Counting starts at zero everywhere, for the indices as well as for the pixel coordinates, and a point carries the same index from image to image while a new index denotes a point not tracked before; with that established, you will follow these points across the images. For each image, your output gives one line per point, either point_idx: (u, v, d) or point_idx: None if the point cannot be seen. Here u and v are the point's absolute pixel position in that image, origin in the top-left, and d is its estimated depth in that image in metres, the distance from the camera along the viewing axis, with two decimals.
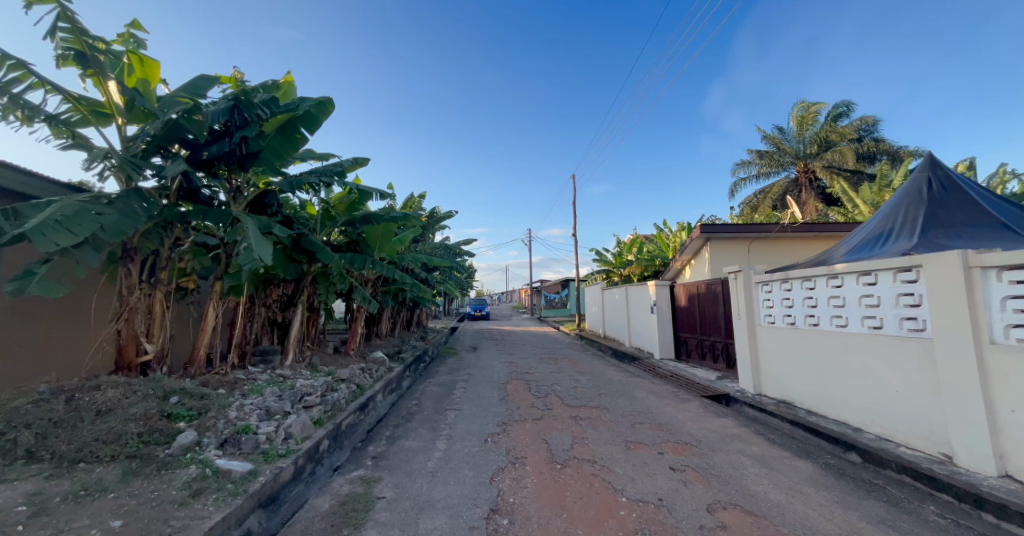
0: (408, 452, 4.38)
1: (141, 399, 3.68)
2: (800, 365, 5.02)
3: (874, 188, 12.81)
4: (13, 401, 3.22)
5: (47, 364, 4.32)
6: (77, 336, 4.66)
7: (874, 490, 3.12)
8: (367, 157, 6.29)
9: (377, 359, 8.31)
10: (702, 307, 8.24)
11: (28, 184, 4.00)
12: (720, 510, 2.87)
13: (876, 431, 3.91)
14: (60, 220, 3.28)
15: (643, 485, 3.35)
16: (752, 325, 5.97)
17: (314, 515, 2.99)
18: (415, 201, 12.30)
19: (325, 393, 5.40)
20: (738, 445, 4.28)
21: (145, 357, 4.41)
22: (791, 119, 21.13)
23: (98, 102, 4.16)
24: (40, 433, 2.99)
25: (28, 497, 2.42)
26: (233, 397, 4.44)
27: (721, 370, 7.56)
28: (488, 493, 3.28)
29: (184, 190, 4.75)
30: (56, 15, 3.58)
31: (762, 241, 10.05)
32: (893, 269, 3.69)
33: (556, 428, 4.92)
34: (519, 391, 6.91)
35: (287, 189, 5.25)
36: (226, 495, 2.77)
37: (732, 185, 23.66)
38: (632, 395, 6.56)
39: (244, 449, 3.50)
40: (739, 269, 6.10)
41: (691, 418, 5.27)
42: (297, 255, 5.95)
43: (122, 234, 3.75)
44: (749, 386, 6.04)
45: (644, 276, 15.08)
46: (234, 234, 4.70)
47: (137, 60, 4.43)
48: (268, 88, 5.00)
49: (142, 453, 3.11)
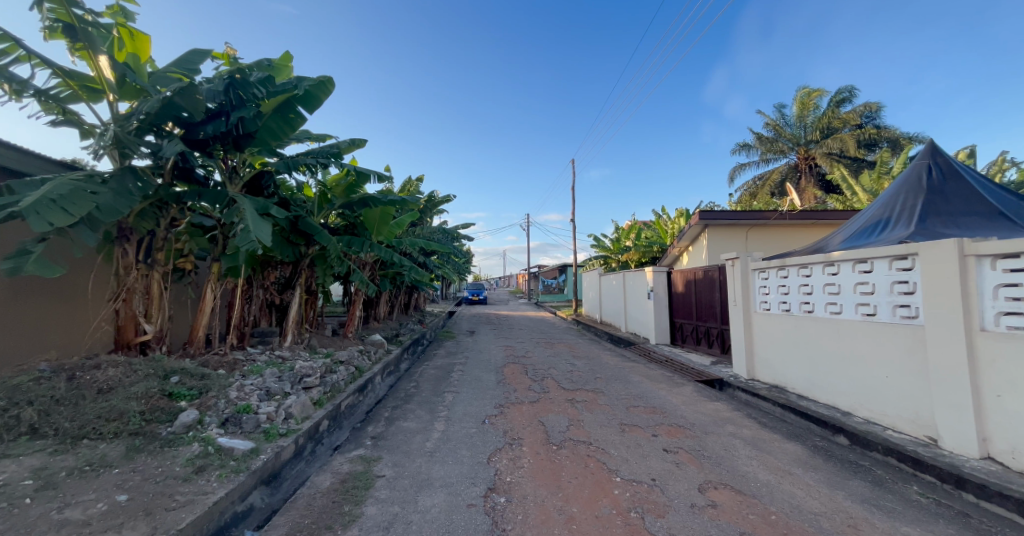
0: (407, 432, 4.45)
1: (143, 378, 3.72)
2: (793, 352, 5.11)
3: (874, 175, 12.83)
4: (15, 379, 3.24)
5: (46, 342, 4.32)
6: (75, 316, 4.64)
7: (860, 471, 3.22)
8: (364, 138, 6.16)
9: (376, 341, 8.38)
10: (698, 294, 8.31)
11: (19, 160, 3.91)
12: (711, 489, 2.97)
13: (864, 415, 4.02)
14: (57, 199, 3.26)
15: (637, 465, 3.44)
16: (748, 311, 6.04)
17: (316, 492, 3.06)
18: (414, 184, 12.20)
19: (324, 374, 5.46)
20: (731, 427, 4.38)
21: (144, 337, 4.42)
22: (793, 105, 20.95)
23: (88, 77, 4.03)
24: (43, 410, 3.02)
25: (33, 471, 2.46)
26: (233, 377, 4.48)
27: (716, 355, 7.69)
28: (486, 472, 3.36)
29: (179, 169, 4.62)
30: None
31: (761, 228, 10.08)
32: (890, 257, 3.72)
33: (552, 411, 5.01)
34: (516, 374, 7.01)
35: (283, 170, 5.17)
36: (229, 471, 2.83)
37: (731, 171, 23.56)
38: (628, 379, 6.69)
39: (246, 428, 3.57)
40: (737, 256, 6.15)
41: (685, 401, 5.38)
42: (294, 237, 5.92)
43: (118, 214, 3.70)
44: (742, 372, 6.16)
45: (641, 262, 15.11)
46: (231, 216, 4.65)
47: (127, 34, 4.32)
48: (264, 65, 4.84)
49: (145, 430, 3.15)
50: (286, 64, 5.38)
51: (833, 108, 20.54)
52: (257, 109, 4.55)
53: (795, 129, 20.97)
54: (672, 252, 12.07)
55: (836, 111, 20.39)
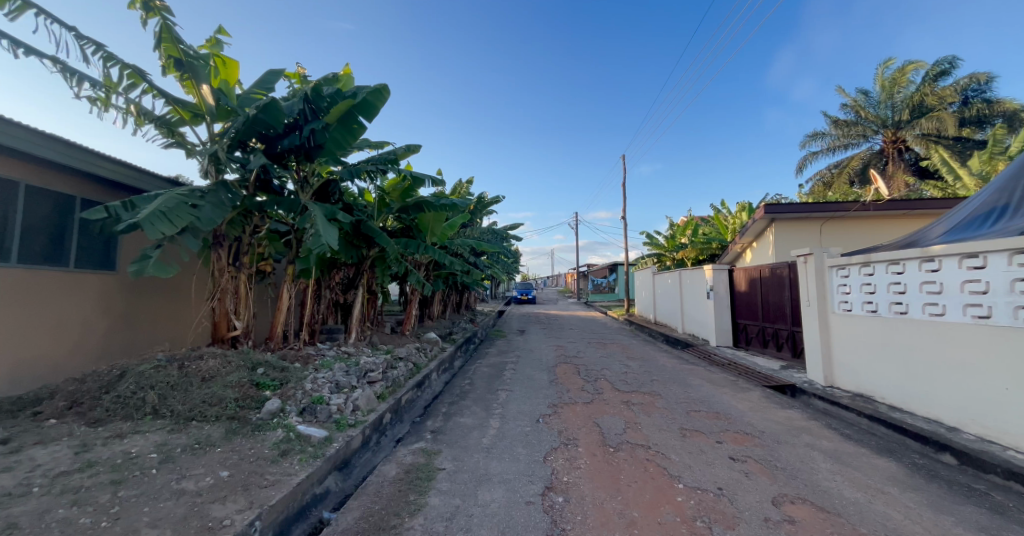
0: (464, 428, 4.59)
1: (236, 368, 4.15)
2: (882, 357, 4.58)
3: (984, 156, 11.03)
4: (140, 366, 3.77)
5: (160, 335, 4.98)
6: (182, 312, 5.31)
7: (973, 495, 2.82)
8: (418, 144, 6.42)
9: (430, 338, 8.70)
10: (765, 293, 7.72)
11: (137, 179, 4.51)
12: (787, 504, 2.75)
13: (976, 432, 3.51)
14: (166, 211, 3.74)
15: (701, 473, 3.28)
16: (825, 312, 5.50)
17: (383, 480, 3.25)
18: (463, 186, 12.55)
19: (386, 369, 5.78)
20: (807, 438, 4.03)
21: (234, 332, 4.97)
22: (876, 82, 18.67)
23: (192, 103, 4.58)
24: (162, 394, 3.51)
25: (156, 446, 2.86)
26: (308, 371, 4.87)
27: (786, 360, 7.10)
28: (543, 471, 3.38)
29: (260, 181, 5.10)
30: (161, 27, 4.03)
31: (838, 221, 9.15)
32: (1008, 251, 3.21)
33: (608, 412, 4.92)
34: (569, 374, 6.94)
35: (348, 178, 5.54)
36: (309, 456, 3.10)
37: (800, 160, 21.54)
38: (686, 382, 6.38)
39: (320, 417, 3.87)
40: (811, 252, 5.63)
41: (752, 408, 5.03)
42: (357, 240, 6.31)
43: (214, 224, 4.19)
44: (818, 378, 5.63)
45: (699, 260, 14.25)
46: (303, 222, 5.06)
47: (220, 62, 4.86)
48: (330, 80, 5.21)
49: (239, 415, 3.53)
50: (348, 76, 5.74)
51: (927, 82, 17.96)
52: (323, 120, 4.89)
53: (879, 109, 18.67)
54: (733, 249, 11.29)
55: (932, 85, 17.72)
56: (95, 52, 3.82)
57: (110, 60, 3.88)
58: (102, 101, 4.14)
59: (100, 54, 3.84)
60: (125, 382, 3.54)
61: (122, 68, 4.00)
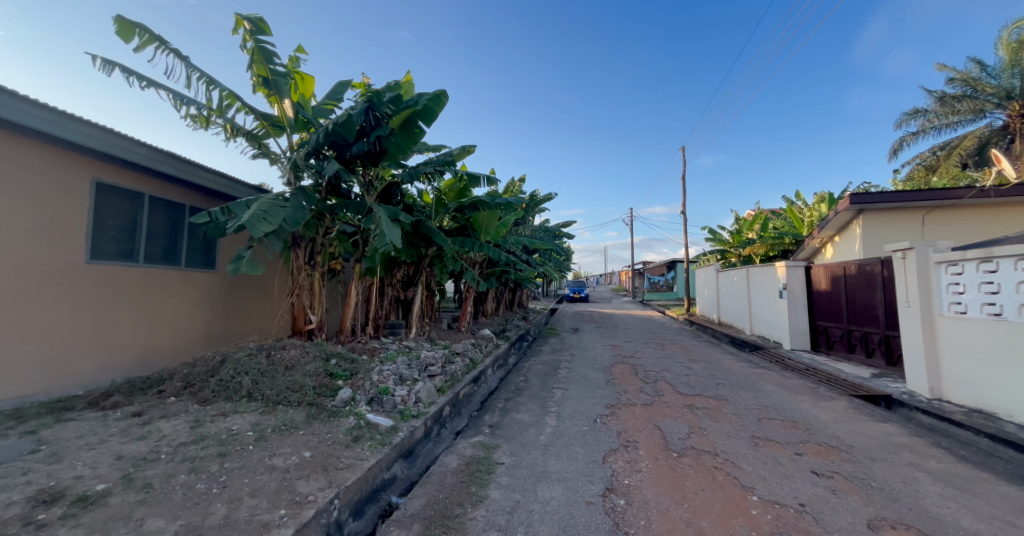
0: (521, 424, 4.62)
1: (313, 358, 4.52)
2: (1008, 368, 3.90)
3: None
4: (236, 354, 4.26)
5: (251, 326, 5.59)
6: (269, 306, 5.92)
7: None
8: (473, 145, 6.55)
9: (484, 334, 8.90)
10: (852, 292, 6.93)
11: (231, 188, 5.10)
12: (885, 528, 2.45)
13: None
14: (264, 213, 4.21)
15: (778, 486, 3.02)
16: (930, 314, 4.80)
17: (446, 471, 3.37)
18: (516, 185, 12.62)
19: (444, 364, 6.01)
20: (909, 456, 3.55)
21: (310, 325, 5.42)
22: (997, 47, 15.84)
23: (275, 117, 5.05)
24: (254, 379, 3.93)
25: (253, 425, 3.22)
26: (374, 363, 5.18)
27: (877, 368, 6.32)
28: (602, 472, 3.30)
29: (330, 186, 5.49)
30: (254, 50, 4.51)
31: (943, 211, 7.98)
32: None
33: (669, 416, 4.69)
34: (626, 374, 6.74)
35: (408, 180, 5.81)
36: (377, 443, 3.30)
37: (893, 143, 18.97)
38: (757, 387, 5.90)
39: (386, 407, 4.12)
40: (911, 246, 4.94)
41: (836, 419, 4.54)
42: (416, 240, 6.59)
43: (299, 223, 4.65)
44: (922, 389, 4.93)
45: (769, 257, 13.11)
46: (369, 222, 5.39)
47: (299, 78, 5.32)
48: (392, 88, 5.49)
49: (317, 402, 3.84)
50: (408, 82, 6.01)
51: None
52: (388, 126, 5.19)
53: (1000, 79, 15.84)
54: (812, 245, 10.25)
55: None
56: (200, 77, 4.37)
57: (211, 84, 4.41)
58: (204, 120, 4.70)
59: (204, 79, 4.38)
60: (225, 368, 4.01)
61: (221, 90, 4.52)
